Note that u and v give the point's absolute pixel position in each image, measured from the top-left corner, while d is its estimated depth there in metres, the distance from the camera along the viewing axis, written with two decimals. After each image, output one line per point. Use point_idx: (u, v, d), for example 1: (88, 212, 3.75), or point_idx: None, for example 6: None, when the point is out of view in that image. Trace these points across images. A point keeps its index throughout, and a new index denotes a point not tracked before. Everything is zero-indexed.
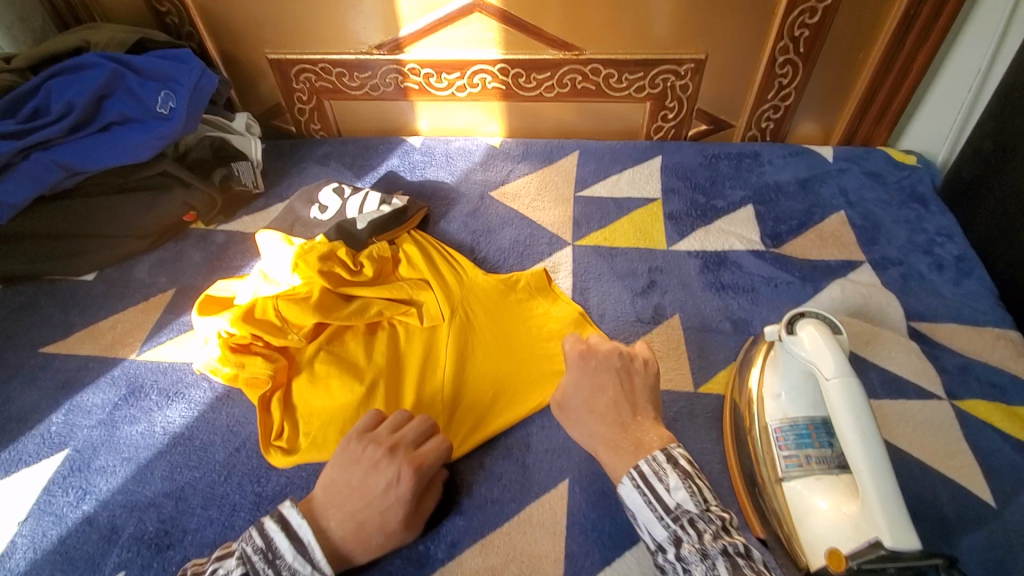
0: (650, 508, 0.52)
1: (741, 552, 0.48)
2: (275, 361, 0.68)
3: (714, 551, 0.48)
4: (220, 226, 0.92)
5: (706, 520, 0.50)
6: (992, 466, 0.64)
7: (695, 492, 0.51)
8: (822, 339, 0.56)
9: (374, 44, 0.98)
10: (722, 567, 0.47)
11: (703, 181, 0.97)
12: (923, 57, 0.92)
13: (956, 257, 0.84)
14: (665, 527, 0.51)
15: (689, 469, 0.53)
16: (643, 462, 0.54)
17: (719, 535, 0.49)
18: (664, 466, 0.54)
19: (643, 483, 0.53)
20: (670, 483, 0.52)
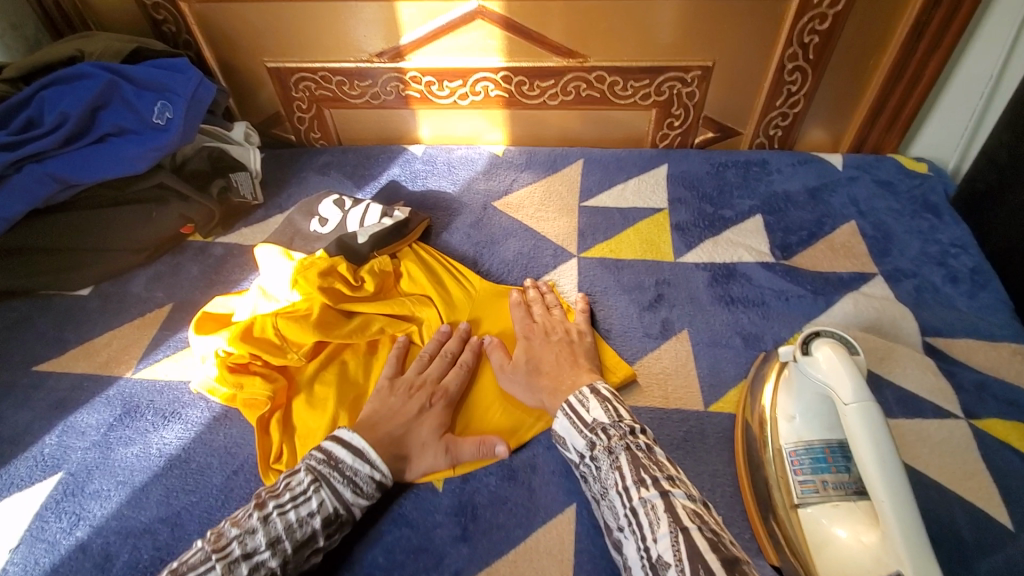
0: (574, 427, 0.59)
1: (644, 448, 0.56)
2: (274, 381, 0.66)
3: (618, 449, 0.56)
4: (218, 238, 0.91)
5: (617, 428, 0.57)
6: (1014, 488, 0.62)
7: (610, 410, 0.59)
8: (840, 361, 0.54)
9: (375, 52, 0.96)
10: (625, 461, 0.55)
11: (711, 191, 0.95)
12: (935, 64, 0.90)
13: (971, 269, 0.82)
14: (584, 436, 0.58)
15: (607, 396, 0.61)
16: (572, 397, 0.61)
17: (625, 437, 0.57)
18: (587, 397, 0.60)
19: (570, 410, 0.60)
20: (589, 406, 0.60)
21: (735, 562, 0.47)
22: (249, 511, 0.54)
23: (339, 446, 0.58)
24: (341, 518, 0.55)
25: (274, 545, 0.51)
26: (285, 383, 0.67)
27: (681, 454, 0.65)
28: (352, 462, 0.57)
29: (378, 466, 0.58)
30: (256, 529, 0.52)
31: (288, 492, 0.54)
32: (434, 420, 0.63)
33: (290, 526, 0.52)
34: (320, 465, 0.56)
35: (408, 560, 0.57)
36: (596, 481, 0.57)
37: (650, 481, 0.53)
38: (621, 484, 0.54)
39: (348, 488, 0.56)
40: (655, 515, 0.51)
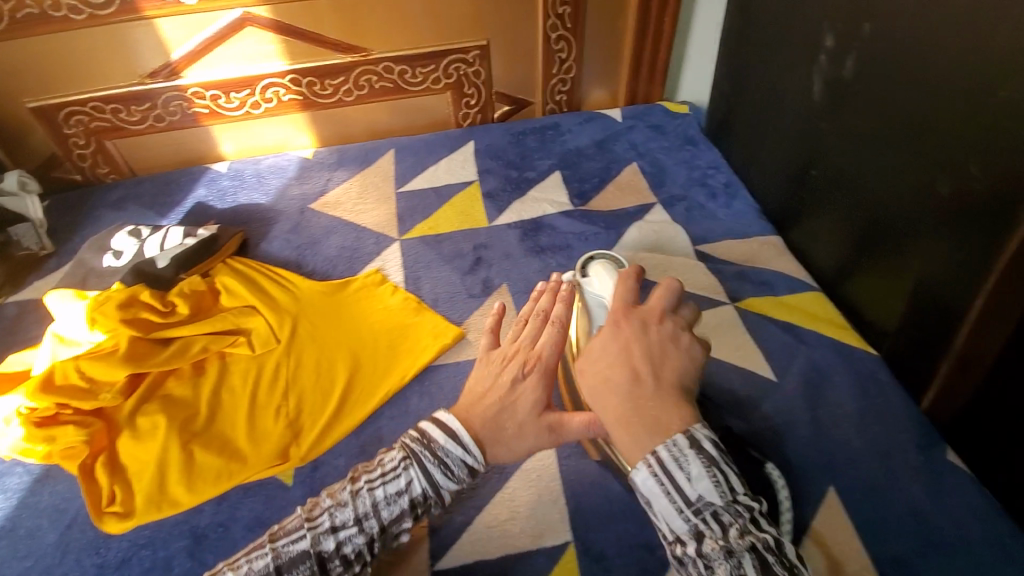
0: (667, 496, 0.42)
1: (773, 548, 0.40)
2: (89, 426, 0.63)
3: (741, 549, 0.40)
4: (2, 299, 0.82)
5: (732, 512, 0.41)
6: (766, 346, 0.78)
7: (720, 481, 0.42)
8: (608, 276, 0.61)
9: (147, 73, 0.92)
10: (751, 569, 0.39)
11: (514, 158, 1.05)
12: (668, 19, 1.06)
13: (725, 185, 1.00)
14: (686, 520, 0.41)
15: (714, 453, 0.42)
16: (660, 447, 0.42)
17: (746, 530, 0.41)
18: (684, 451, 0.42)
19: (661, 469, 0.42)
20: (690, 469, 0.41)
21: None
22: (343, 485, 0.52)
23: (435, 425, 0.51)
24: (428, 502, 0.51)
25: (361, 522, 0.49)
26: (103, 424, 0.64)
27: None
28: (444, 443, 0.50)
29: (470, 450, 0.49)
30: (345, 504, 0.49)
31: (380, 469, 0.51)
32: (532, 394, 0.50)
33: (377, 502, 0.50)
34: (413, 443, 0.51)
35: None
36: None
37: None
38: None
39: (440, 471, 0.49)
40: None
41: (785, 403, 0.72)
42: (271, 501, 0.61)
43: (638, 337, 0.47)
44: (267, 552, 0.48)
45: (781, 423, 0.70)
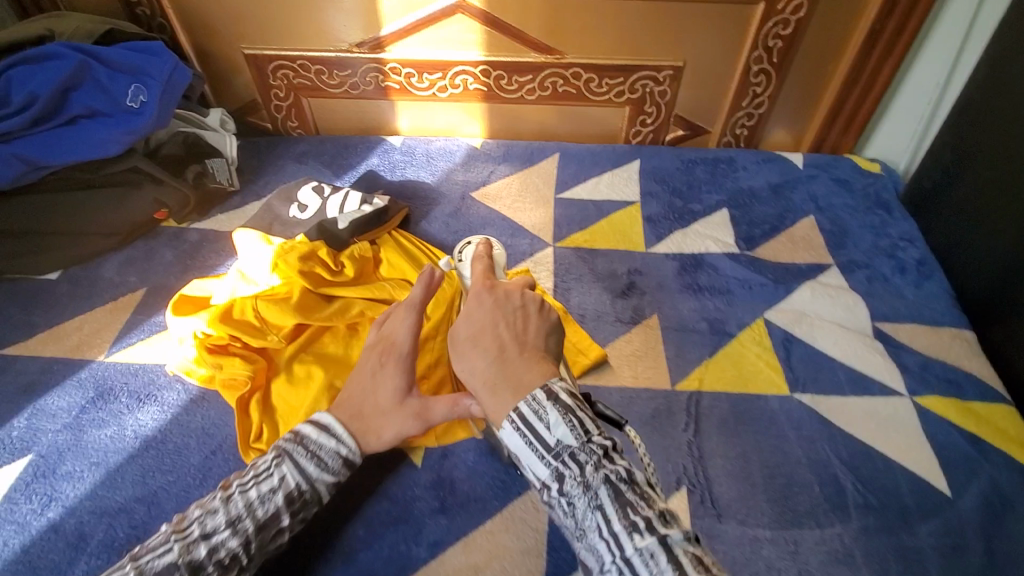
0: (531, 447, 0.47)
1: (625, 479, 0.46)
2: (253, 362, 0.67)
3: (595, 481, 0.45)
4: (193, 224, 0.89)
5: (586, 451, 0.47)
6: (951, 457, 0.66)
7: (575, 425, 0.47)
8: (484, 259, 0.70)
9: (354, 42, 0.97)
10: (603, 495, 0.45)
11: (680, 185, 1.00)
12: (887, 71, 0.96)
13: (918, 261, 0.88)
14: (547, 465, 0.47)
15: (570, 403, 0.48)
16: (524, 402, 0.48)
17: (600, 466, 0.46)
18: (543, 404, 0.48)
19: (523, 423, 0.48)
20: (548, 418, 0.47)
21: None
22: (215, 494, 0.53)
23: (305, 423, 0.56)
24: (304, 496, 0.53)
25: (234, 526, 0.50)
26: (264, 363, 0.68)
27: (650, 429, 0.68)
28: (315, 437, 0.55)
29: (344, 440, 0.55)
30: (216, 510, 0.50)
31: (252, 471, 0.53)
32: (394, 382, 0.57)
33: (251, 504, 0.51)
34: (286, 441, 0.55)
35: (386, 532, 0.58)
36: (571, 517, 0.46)
37: (643, 524, 0.43)
38: (606, 530, 0.44)
39: (311, 463, 0.54)
40: (656, 568, 0.41)
41: (966, 527, 0.61)
42: (398, 477, 0.62)
43: (517, 313, 0.55)
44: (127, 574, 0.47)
45: (959, 550, 0.59)
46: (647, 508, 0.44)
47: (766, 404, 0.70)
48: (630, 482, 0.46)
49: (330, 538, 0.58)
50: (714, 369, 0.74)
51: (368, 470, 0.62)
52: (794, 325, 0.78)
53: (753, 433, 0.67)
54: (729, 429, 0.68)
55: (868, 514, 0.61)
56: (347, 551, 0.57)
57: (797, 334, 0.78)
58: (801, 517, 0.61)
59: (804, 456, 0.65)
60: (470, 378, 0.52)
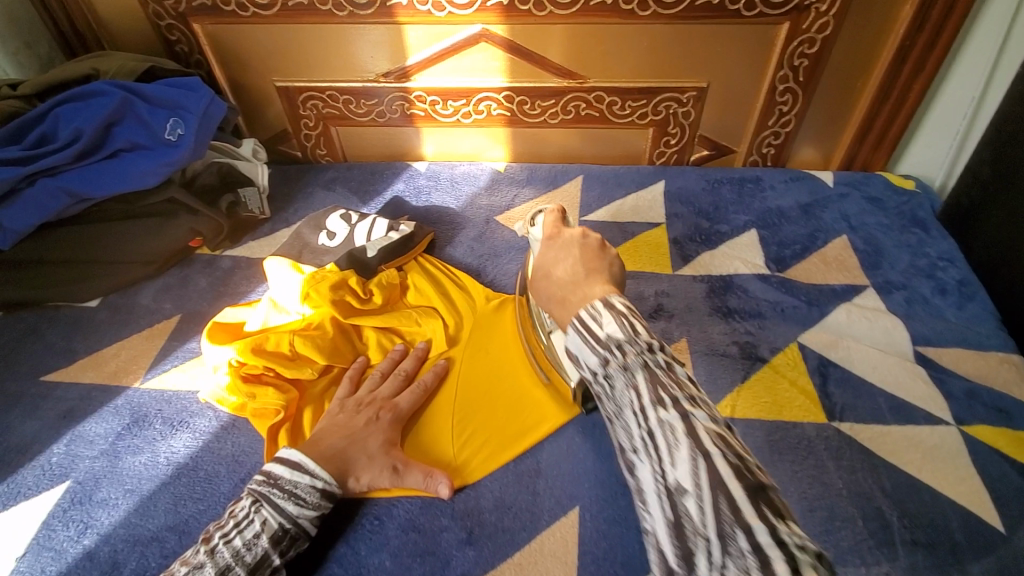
0: (585, 343, 0.54)
1: (664, 369, 0.50)
2: (286, 392, 0.68)
3: (636, 369, 0.50)
4: (226, 251, 0.92)
5: (633, 345, 0.51)
6: (1005, 492, 0.62)
7: (626, 326, 0.51)
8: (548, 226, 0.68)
9: (381, 72, 0.99)
10: (640, 377, 0.49)
11: (707, 207, 0.98)
12: (920, 86, 0.94)
13: (960, 281, 0.85)
14: (597, 355, 0.53)
15: (624, 310, 0.53)
16: (584, 311, 0.55)
17: (643, 355, 0.50)
18: (599, 311, 0.54)
19: (581, 325, 0.55)
20: (602, 321, 0.53)
21: (762, 486, 0.43)
22: (197, 548, 0.54)
23: (277, 464, 0.59)
24: (291, 532, 0.55)
25: (225, 574, 0.52)
26: (296, 392, 0.69)
27: None
28: (290, 475, 0.58)
29: (317, 475, 0.58)
30: (202, 563, 0.52)
31: (231, 520, 0.55)
32: (382, 435, 0.63)
33: (238, 551, 0.53)
34: (260, 485, 0.57)
35: (414, 564, 0.58)
36: (611, 399, 0.54)
37: (670, 400, 0.48)
38: (637, 404, 0.50)
39: (289, 502, 0.56)
40: (672, 437, 0.46)
41: (1022, 567, 0.57)
42: (426, 507, 0.61)
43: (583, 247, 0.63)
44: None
45: None
46: (684, 396, 0.48)
47: (802, 433, 0.68)
48: (689, 405, 0.48)
49: (357, 569, 0.57)
50: (747, 395, 0.72)
51: (395, 501, 0.62)
52: (831, 349, 0.76)
53: (790, 464, 0.65)
54: (764, 460, 0.66)
55: (916, 552, 0.58)
56: None
57: (834, 359, 0.75)
58: (844, 554, 0.58)
59: (844, 489, 0.63)
60: (548, 303, 0.62)
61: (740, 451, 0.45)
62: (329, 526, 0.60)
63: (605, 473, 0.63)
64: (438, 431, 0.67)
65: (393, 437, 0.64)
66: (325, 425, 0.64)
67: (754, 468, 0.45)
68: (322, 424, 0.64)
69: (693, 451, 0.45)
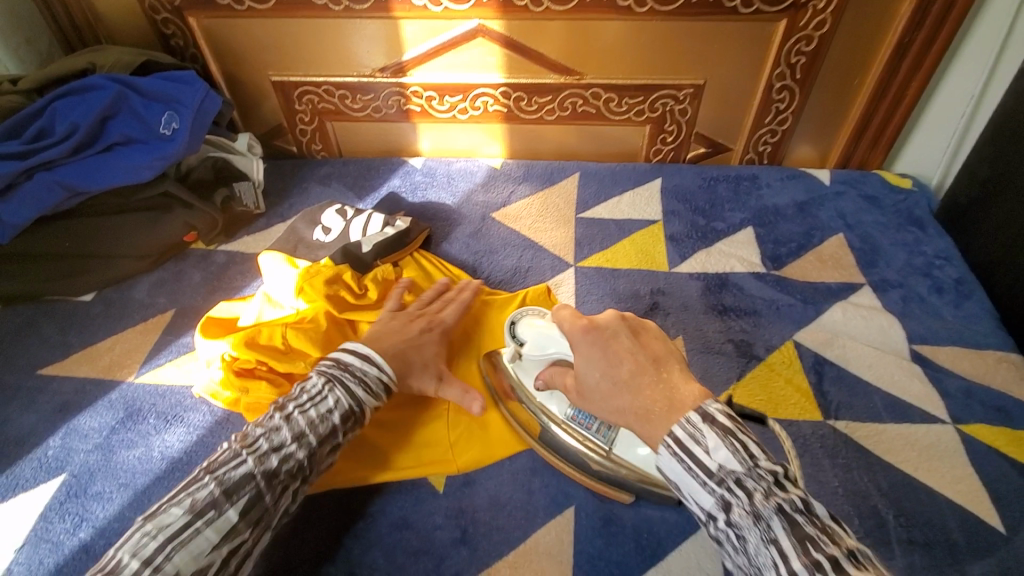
0: (693, 475, 0.48)
1: (799, 507, 0.44)
2: (279, 387, 0.67)
3: (767, 511, 0.44)
4: (220, 246, 0.91)
5: (756, 479, 0.46)
6: (1000, 491, 0.63)
7: (738, 450, 0.47)
8: (540, 329, 0.66)
9: (377, 67, 0.99)
10: (778, 527, 0.43)
11: (703, 204, 0.98)
12: (917, 84, 0.94)
13: (956, 280, 0.85)
14: (711, 493, 0.47)
15: (728, 426, 0.49)
16: (677, 427, 0.49)
17: (771, 493, 0.45)
18: (699, 427, 0.49)
19: (683, 450, 0.49)
20: (708, 443, 0.48)
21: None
22: (270, 414, 0.58)
23: (347, 354, 0.63)
24: (357, 414, 0.60)
25: (300, 440, 0.56)
26: (289, 386, 0.68)
27: None
28: (360, 364, 0.62)
29: (384, 368, 0.62)
30: (280, 428, 0.56)
31: (305, 394, 0.58)
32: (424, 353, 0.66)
33: (311, 422, 0.57)
34: (331, 368, 0.61)
35: (409, 561, 0.58)
36: (741, 554, 0.46)
37: (826, 563, 0.41)
38: (782, 566, 0.43)
39: (359, 387, 0.60)
40: None
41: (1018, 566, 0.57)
42: (421, 503, 0.62)
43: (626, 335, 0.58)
44: (209, 483, 0.52)
45: None
46: (831, 545, 0.42)
47: (798, 431, 0.68)
48: (806, 512, 0.44)
49: (352, 565, 0.58)
50: (742, 392, 0.72)
51: (390, 497, 0.62)
52: (826, 347, 0.76)
53: None
54: None
55: (912, 550, 0.59)
56: None
57: (829, 357, 0.75)
58: None
59: (841, 487, 0.63)
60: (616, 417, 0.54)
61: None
62: (323, 523, 0.61)
63: None
64: (429, 419, 0.67)
65: None
66: None
67: None
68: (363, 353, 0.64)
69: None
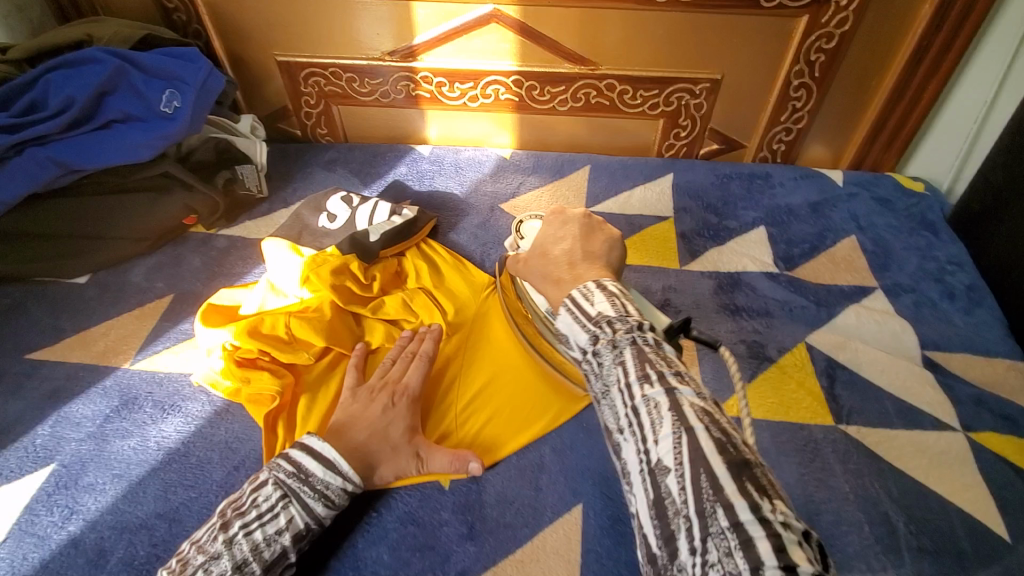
0: (577, 322, 0.52)
1: (650, 344, 0.49)
2: (282, 377, 0.65)
3: (623, 343, 0.49)
4: (220, 231, 0.89)
5: (623, 322, 0.50)
6: (1011, 500, 0.62)
7: (617, 304, 0.52)
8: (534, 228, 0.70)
9: (387, 51, 0.96)
10: (627, 355, 0.48)
11: (715, 202, 0.96)
12: (935, 86, 0.92)
13: (968, 286, 0.84)
14: (586, 332, 0.51)
15: (616, 292, 0.53)
16: (575, 290, 0.54)
17: (633, 333, 0.49)
18: (592, 291, 0.53)
19: (574, 305, 0.53)
20: (594, 299, 0.52)
21: (746, 463, 0.40)
22: (213, 534, 0.52)
23: (310, 458, 0.56)
24: (312, 532, 0.55)
25: (242, 569, 0.50)
26: (292, 378, 0.66)
27: None
28: (323, 475, 0.56)
29: (349, 477, 0.56)
30: (220, 555, 0.50)
31: (255, 511, 0.53)
32: (403, 420, 0.61)
33: (257, 546, 0.51)
34: (290, 480, 0.55)
35: (413, 558, 0.56)
36: (599, 378, 0.50)
37: (655, 376, 0.46)
38: (623, 381, 0.47)
39: (319, 502, 0.55)
40: (656, 414, 0.44)
41: None
42: (427, 499, 0.60)
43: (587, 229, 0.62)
44: None
45: None
46: (665, 366, 0.47)
47: (809, 435, 0.67)
48: (658, 349, 0.49)
49: (354, 562, 0.56)
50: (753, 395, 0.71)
51: (395, 491, 0.61)
52: (839, 351, 0.75)
53: (796, 465, 0.64)
54: (770, 460, 0.65)
55: (921, 558, 0.58)
56: None
57: (842, 361, 0.74)
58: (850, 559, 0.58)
59: (852, 493, 0.62)
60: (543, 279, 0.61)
61: (726, 427, 0.42)
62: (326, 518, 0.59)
63: (610, 471, 0.62)
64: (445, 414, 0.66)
65: (414, 424, 0.62)
66: (340, 416, 0.62)
67: (741, 445, 0.42)
68: (337, 415, 0.62)
69: (677, 423, 0.42)
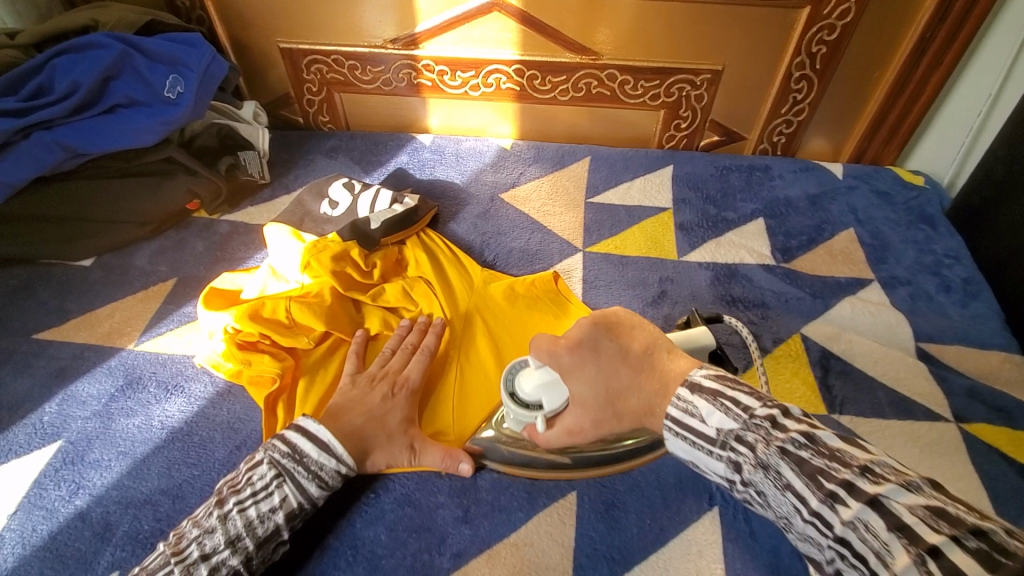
0: (700, 447, 0.49)
1: (800, 445, 0.44)
2: (282, 360, 0.66)
3: (772, 459, 0.44)
4: (223, 216, 0.90)
5: (753, 432, 0.46)
6: (999, 489, 0.63)
7: (728, 409, 0.48)
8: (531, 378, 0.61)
9: (389, 38, 0.97)
10: (788, 474, 0.43)
11: (715, 193, 0.97)
12: (936, 79, 0.92)
13: (964, 280, 0.85)
14: (720, 458, 0.48)
15: (717, 389, 0.50)
16: (671, 405, 0.51)
17: (770, 441, 0.45)
18: (690, 400, 0.50)
19: (681, 426, 0.50)
20: (701, 413, 0.49)
21: (984, 541, 0.36)
22: (210, 510, 0.54)
23: (304, 440, 0.58)
24: (305, 511, 0.56)
25: (235, 544, 0.52)
26: (291, 361, 0.67)
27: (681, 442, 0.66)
28: (316, 456, 0.57)
29: (343, 459, 0.58)
30: (214, 530, 0.52)
31: (250, 489, 0.55)
32: (400, 411, 0.62)
33: (251, 522, 0.53)
34: (284, 460, 0.56)
35: (411, 538, 0.58)
36: (768, 507, 0.46)
37: (835, 488, 0.41)
38: (802, 509, 0.42)
39: (312, 483, 0.56)
40: (873, 535, 0.39)
41: None
42: (424, 482, 0.61)
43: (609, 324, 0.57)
44: None
45: None
46: (841, 469, 0.42)
47: None
48: (809, 447, 0.44)
49: (353, 542, 0.57)
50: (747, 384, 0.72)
51: (393, 474, 0.62)
52: (833, 342, 0.76)
53: None
54: None
55: None
56: (370, 556, 0.56)
57: (836, 351, 0.75)
58: None
59: None
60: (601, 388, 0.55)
61: (976, 523, 0.37)
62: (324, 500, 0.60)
63: None
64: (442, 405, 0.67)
65: (410, 414, 0.63)
66: (338, 401, 0.63)
67: (962, 522, 0.37)
68: (335, 400, 0.63)
69: (899, 537, 0.37)
